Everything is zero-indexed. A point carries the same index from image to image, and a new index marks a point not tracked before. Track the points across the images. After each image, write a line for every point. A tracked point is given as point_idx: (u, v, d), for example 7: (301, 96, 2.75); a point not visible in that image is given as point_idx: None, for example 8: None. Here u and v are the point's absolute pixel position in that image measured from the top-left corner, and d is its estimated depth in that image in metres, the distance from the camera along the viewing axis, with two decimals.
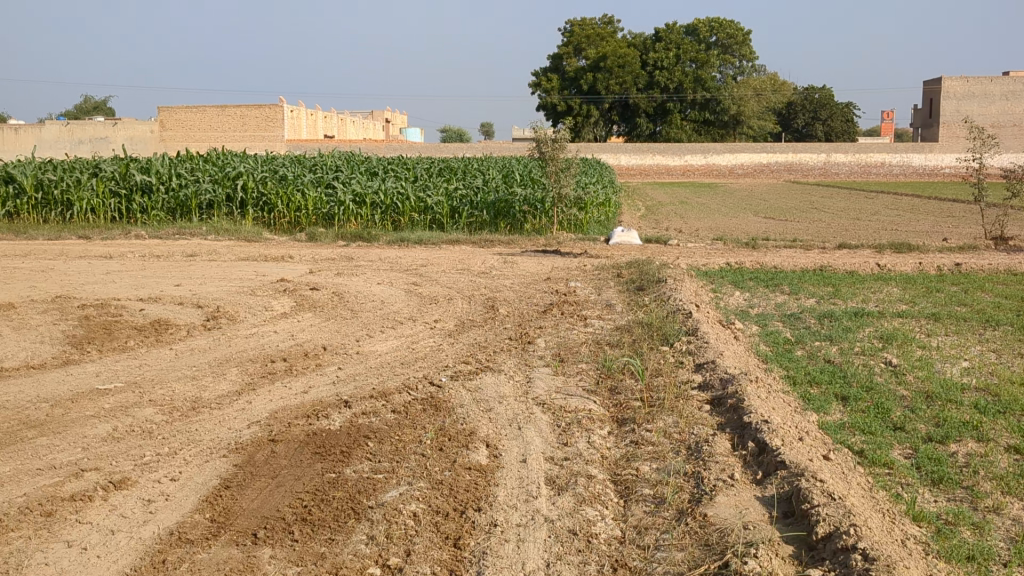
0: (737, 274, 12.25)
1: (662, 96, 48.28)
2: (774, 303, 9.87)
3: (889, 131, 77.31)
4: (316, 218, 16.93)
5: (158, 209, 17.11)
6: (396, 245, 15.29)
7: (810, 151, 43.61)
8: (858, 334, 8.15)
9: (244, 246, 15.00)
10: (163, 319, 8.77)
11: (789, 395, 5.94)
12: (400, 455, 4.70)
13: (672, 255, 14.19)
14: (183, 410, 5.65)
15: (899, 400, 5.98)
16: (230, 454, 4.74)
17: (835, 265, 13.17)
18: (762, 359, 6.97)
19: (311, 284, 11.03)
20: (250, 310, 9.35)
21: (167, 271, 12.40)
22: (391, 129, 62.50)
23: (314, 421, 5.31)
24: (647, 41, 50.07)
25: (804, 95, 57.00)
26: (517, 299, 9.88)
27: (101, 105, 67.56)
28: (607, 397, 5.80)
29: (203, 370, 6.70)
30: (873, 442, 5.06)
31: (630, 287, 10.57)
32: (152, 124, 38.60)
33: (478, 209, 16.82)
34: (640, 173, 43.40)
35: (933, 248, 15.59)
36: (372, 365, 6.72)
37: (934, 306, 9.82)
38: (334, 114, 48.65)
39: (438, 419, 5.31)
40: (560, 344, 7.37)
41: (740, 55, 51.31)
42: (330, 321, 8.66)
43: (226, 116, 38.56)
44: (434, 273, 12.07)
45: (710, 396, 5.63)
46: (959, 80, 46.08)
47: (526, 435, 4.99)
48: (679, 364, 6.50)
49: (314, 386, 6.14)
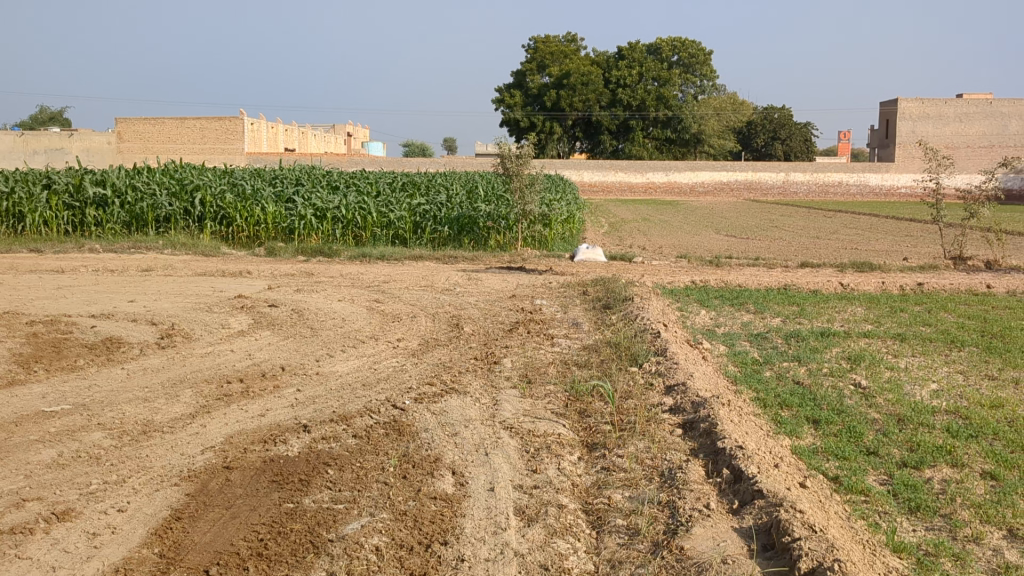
0: (702, 292, 12.20)
1: (625, 113, 48.51)
2: (740, 322, 9.79)
3: (846, 151, 78.33)
4: (275, 233, 16.62)
5: (113, 222, 16.71)
6: (357, 260, 15.04)
7: (770, 170, 44.05)
8: (825, 355, 8.08)
9: (201, 261, 14.66)
10: (115, 337, 8.46)
11: (760, 418, 5.82)
12: (361, 483, 4.51)
13: (637, 272, 14.12)
14: (133, 435, 5.39)
15: (871, 424, 5.89)
16: (182, 482, 4.51)
17: (798, 284, 13.17)
18: (731, 381, 6.86)
19: (270, 301, 10.76)
20: (207, 328, 9.06)
21: (122, 286, 12.06)
22: (354, 143, 62.13)
23: (271, 446, 5.08)
24: (610, 59, 50.44)
25: (764, 114, 57.67)
26: (482, 317, 9.71)
27: (58, 116, 66.54)
28: (576, 420, 5.64)
29: (156, 391, 6.43)
30: (848, 467, 4.95)
31: (596, 305, 10.43)
32: (109, 135, 38.08)
33: (441, 225, 16.62)
34: (604, 190, 43.24)
35: (895, 268, 15.67)
36: (332, 387, 6.49)
37: (898, 326, 9.81)
38: (296, 128, 48.26)
39: (402, 445, 5.11)
40: (526, 364, 7.20)
41: (702, 74, 51.75)
42: (289, 340, 8.40)
43: (185, 128, 38.17)
44: (397, 289, 11.85)
45: (681, 420, 5.49)
46: (915, 102, 46.82)
47: (493, 462, 4.82)
48: (648, 386, 6.35)
49: (271, 409, 5.90)
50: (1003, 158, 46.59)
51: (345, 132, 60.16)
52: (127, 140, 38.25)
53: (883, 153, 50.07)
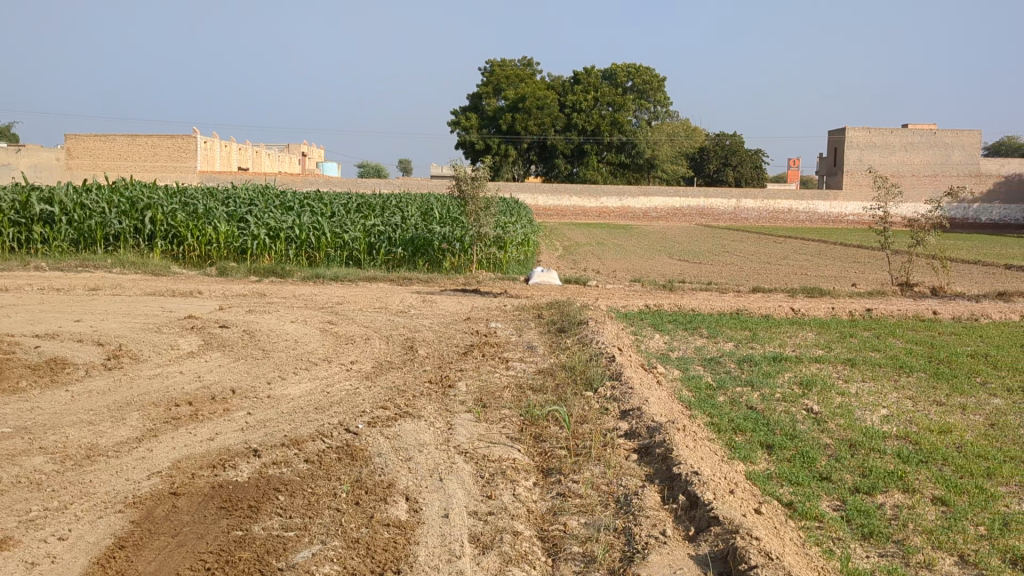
0: (656, 316, 12.27)
1: (579, 138, 48.91)
2: (694, 347, 9.85)
3: (796, 178, 79.68)
4: (227, 252, 16.40)
5: (60, 240, 16.37)
6: (310, 281, 14.89)
7: (722, 196, 44.63)
8: (778, 380, 8.15)
9: (151, 281, 14.40)
10: (60, 358, 8.25)
11: (715, 443, 5.83)
12: (312, 510, 4.41)
13: (592, 296, 14.16)
14: (77, 459, 5.23)
15: (824, 449, 5.93)
16: (127, 509, 4.38)
17: (750, 309, 13.30)
18: (686, 405, 6.87)
19: (221, 322, 10.58)
20: (155, 349, 8.87)
21: (68, 305, 11.79)
22: (308, 164, 61.77)
23: (220, 471, 4.96)
24: (565, 83, 50.88)
25: (716, 141, 58.51)
26: (437, 339, 9.64)
27: (4, 132, 65.28)
28: (531, 445, 5.60)
29: (101, 414, 6.26)
30: (802, 493, 4.97)
31: (551, 328, 10.43)
32: (58, 151, 37.41)
33: (396, 246, 16.52)
34: (558, 214, 43.50)
35: (844, 294, 15.92)
36: (284, 411, 6.37)
37: (848, 351, 9.94)
38: (249, 147, 47.88)
39: (354, 470, 5.03)
40: (481, 387, 7.15)
41: (655, 100, 52.39)
42: (240, 362, 8.26)
43: (138, 145, 37.54)
44: (350, 311, 11.73)
45: (637, 445, 5.47)
46: (862, 131, 47.83)
47: (448, 488, 4.75)
48: (604, 410, 6.34)
49: (221, 433, 5.77)
50: (947, 187, 47.72)
51: (299, 151, 59.76)
52: (76, 156, 37.60)
53: (832, 181, 51.01)
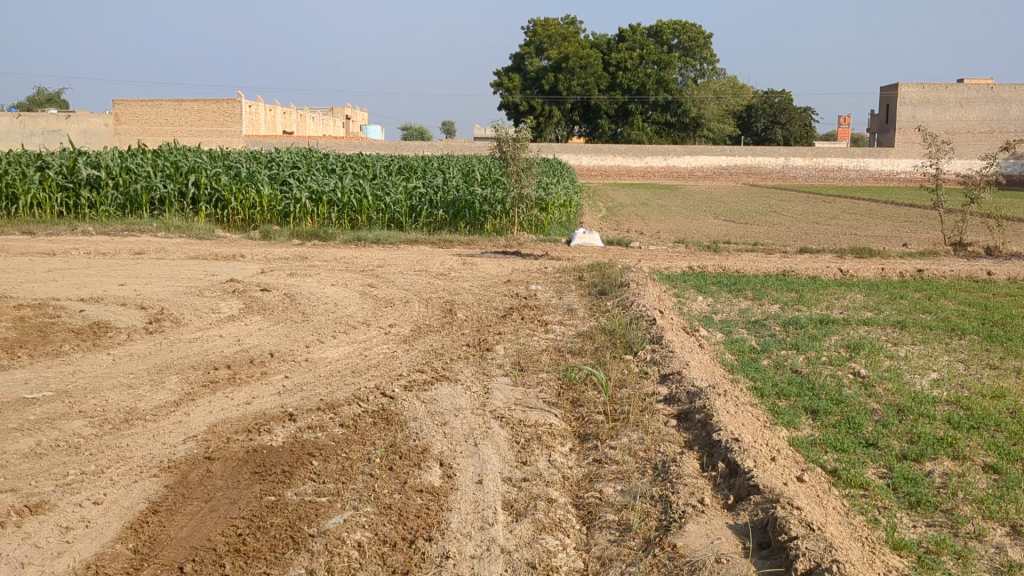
0: (700, 278, 12.06)
1: (624, 97, 48.24)
2: (738, 309, 9.66)
3: (846, 137, 77.99)
4: (270, 216, 16.47)
5: (107, 205, 16.54)
6: (352, 244, 14.88)
7: (770, 154, 43.84)
8: (824, 343, 7.95)
9: (194, 244, 14.50)
10: (103, 321, 8.31)
11: (757, 408, 5.69)
12: (346, 475, 4.38)
13: (634, 257, 13.98)
14: (115, 423, 5.25)
15: (870, 415, 5.76)
16: (162, 473, 4.38)
17: (797, 270, 13.03)
18: (728, 369, 6.73)
19: (261, 285, 10.60)
20: (196, 312, 8.91)
21: (114, 269, 11.91)
22: (352, 126, 61.80)
23: (255, 436, 4.95)
24: (609, 41, 50.14)
25: (764, 98, 57.38)
26: (476, 302, 9.57)
27: (55, 98, 66.14)
28: (568, 410, 5.51)
29: (141, 378, 6.29)
30: (847, 460, 4.82)
31: (592, 291, 10.29)
32: (107, 117, 37.75)
33: (437, 208, 16.45)
34: (600, 174, 43.14)
35: (895, 254, 15.53)
36: (321, 374, 6.35)
37: (898, 314, 9.68)
38: (293, 110, 48.01)
39: (389, 435, 4.98)
40: (519, 351, 7.07)
41: (701, 58, 51.43)
42: (280, 325, 8.26)
43: (183, 110, 37.75)
44: (390, 273, 11.70)
45: (677, 410, 5.35)
46: (915, 86, 46.55)
47: (483, 453, 4.69)
48: (643, 375, 6.22)
49: (258, 397, 5.76)
50: (1004, 143, 46.35)
51: (343, 114, 59.80)
52: (125, 121, 37.94)
53: (883, 138, 49.83)
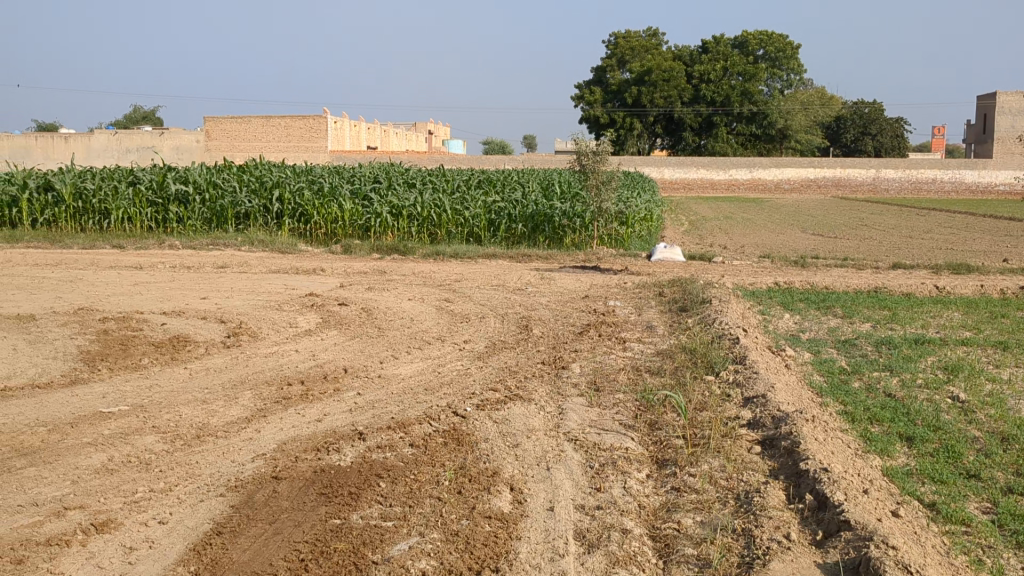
0: (786, 294, 11.68)
1: (708, 109, 47.56)
2: (827, 328, 9.28)
3: (940, 149, 75.47)
4: (351, 230, 16.59)
5: (194, 219, 16.88)
6: (431, 258, 14.87)
7: (860, 166, 42.65)
8: (920, 365, 7.55)
9: (276, 258, 14.67)
10: (183, 335, 8.39)
11: (848, 435, 5.38)
12: (413, 499, 4.24)
13: (718, 272, 13.63)
14: (186, 439, 5.22)
15: (972, 443, 5.39)
16: (228, 493, 4.31)
17: (890, 286, 12.52)
18: (817, 392, 6.41)
19: (340, 299, 10.62)
20: (274, 327, 8.94)
21: (197, 283, 12.09)
22: (435, 141, 62.43)
23: (323, 455, 4.85)
24: (692, 53, 49.56)
25: (853, 109, 55.96)
26: (553, 318, 9.40)
27: (150, 116, 68.53)
28: (645, 433, 5.28)
29: (216, 393, 6.28)
30: (946, 493, 4.50)
31: (672, 307, 10.02)
32: (199, 133, 38.77)
33: (516, 222, 16.34)
34: (683, 188, 42.57)
35: (994, 270, 14.83)
36: (393, 391, 6.25)
37: (999, 334, 9.16)
38: (377, 125, 48.70)
39: (459, 456, 4.83)
40: (595, 370, 6.86)
41: (788, 69, 50.46)
42: (355, 340, 8.21)
43: (271, 127, 38.51)
44: (468, 288, 11.62)
45: (761, 436, 5.08)
46: (1014, 95, 44.80)
47: (555, 478, 4.50)
48: (725, 397, 5.96)
49: (329, 414, 5.69)
50: None
51: (426, 130, 60.51)
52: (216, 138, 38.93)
53: (980, 149, 48.09)
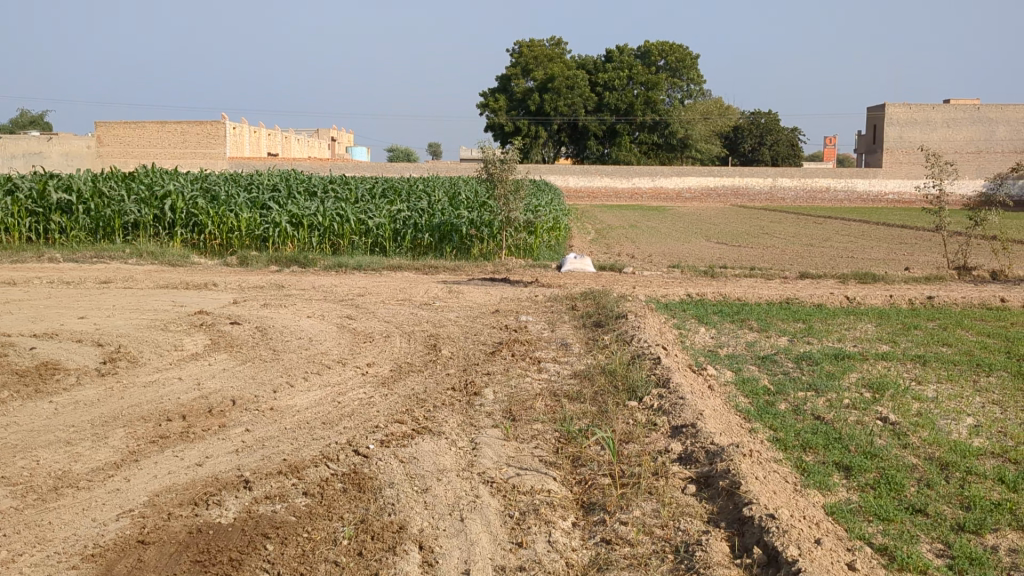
0: (699, 306, 11.42)
1: (612, 118, 47.82)
2: (745, 342, 9.00)
3: (832, 158, 77.50)
4: (249, 241, 15.68)
5: (78, 229, 15.74)
6: (333, 270, 14.15)
7: (758, 175, 43.38)
8: (844, 382, 7.27)
9: (166, 272, 13.71)
10: (53, 361, 7.53)
11: (783, 467, 5.00)
12: (305, 565, 3.64)
13: (629, 284, 13.34)
14: (40, 493, 4.46)
15: (911, 472, 5.07)
16: (82, 564, 3.62)
17: (801, 297, 12.39)
18: (744, 417, 6.04)
19: (233, 317, 9.85)
20: (158, 350, 8.14)
21: (77, 300, 11.10)
22: (337, 148, 61.41)
23: (201, 511, 4.19)
24: (596, 63, 49.76)
25: (751, 119, 57.12)
26: (463, 336, 8.86)
27: (38, 121, 65.39)
28: (569, 472, 4.80)
29: (82, 433, 5.51)
30: (897, 533, 4.14)
31: (587, 322, 9.61)
32: (89, 139, 37.03)
33: (422, 232, 15.74)
34: (588, 196, 42.62)
35: (899, 279, 14.90)
36: (287, 427, 5.60)
37: (916, 347, 9.00)
38: (278, 132, 47.40)
39: (360, 506, 4.25)
40: (510, 396, 6.35)
41: (689, 78, 51.10)
42: (247, 365, 7.50)
43: (166, 132, 37.02)
44: (372, 303, 10.97)
45: (694, 473, 4.65)
46: (902, 107, 46.13)
47: (471, 531, 3.98)
48: (651, 426, 5.52)
49: (212, 457, 5.02)
50: (993, 163, 46.03)
51: (329, 136, 59.44)
52: (108, 144, 37.15)
53: (872, 159, 49.52)
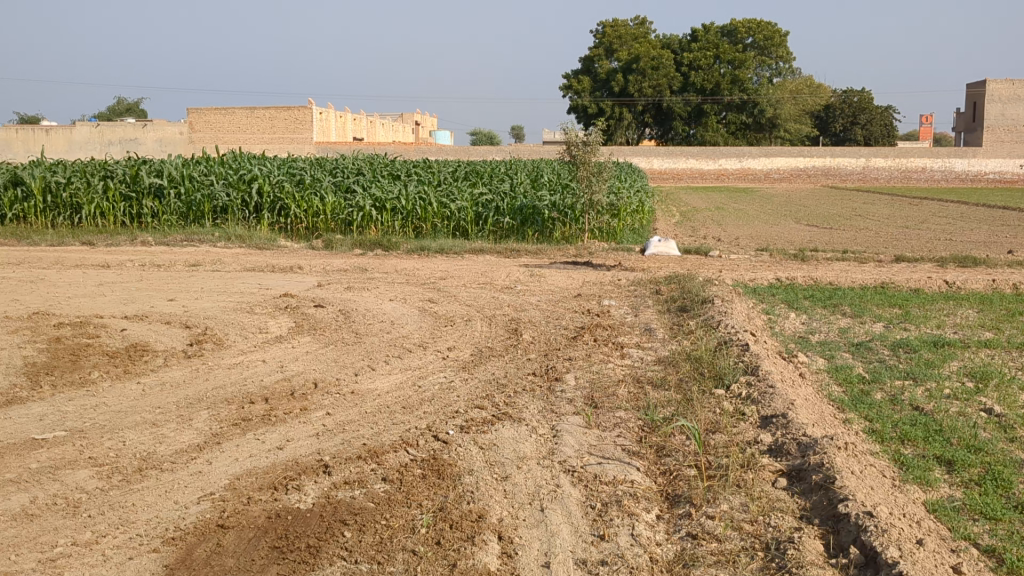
0: (789, 291, 11.08)
1: (697, 98, 46.98)
2: (837, 328, 8.67)
3: (928, 137, 74.64)
4: (334, 224, 15.84)
5: (170, 213, 16.12)
6: (415, 254, 14.18)
7: (849, 155, 42.12)
8: (945, 371, 6.92)
9: (253, 255, 13.93)
10: (142, 343, 7.67)
11: (880, 460, 4.75)
12: (383, 553, 3.58)
13: (715, 267, 13.02)
14: (125, 474, 4.50)
15: (1020, 468, 4.76)
16: (162, 548, 3.62)
17: (897, 281, 11.91)
18: (838, 407, 5.78)
19: (316, 300, 9.92)
20: (243, 333, 8.23)
21: (167, 283, 11.34)
22: (422, 132, 61.83)
23: (281, 496, 4.17)
24: (682, 42, 48.90)
25: (843, 97, 55.46)
26: (545, 320, 8.74)
27: (134, 108, 67.46)
28: (652, 462, 4.64)
29: (168, 415, 5.58)
30: (1005, 534, 3.88)
31: (671, 306, 9.39)
32: (183, 126, 38.00)
33: (504, 216, 15.66)
34: (673, 178, 42.04)
35: (1002, 262, 14.21)
36: (366, 411, 5.58)
37: (1022, 334, 8.54)
38: (364, 117, 47.90)
39: (439, 494, 4.18)
40: (592, 382, 6.21)
41: (778, 56, 49.80)
42: (329, 348, 7.52)
43: (256, 118, 37.76)
44: (453, 287, 10.95)
45: (786, 466, 4.44)
46: (1004, 83, 44.16)
47: (551, 522, 3.86)
48: (740, 416, 5.31)
49: (293, 440, 5.01)
50: None
51: (414, 120, 59.90)
52: (200, 130, 38.08)
53: (970, 137, 47.57)
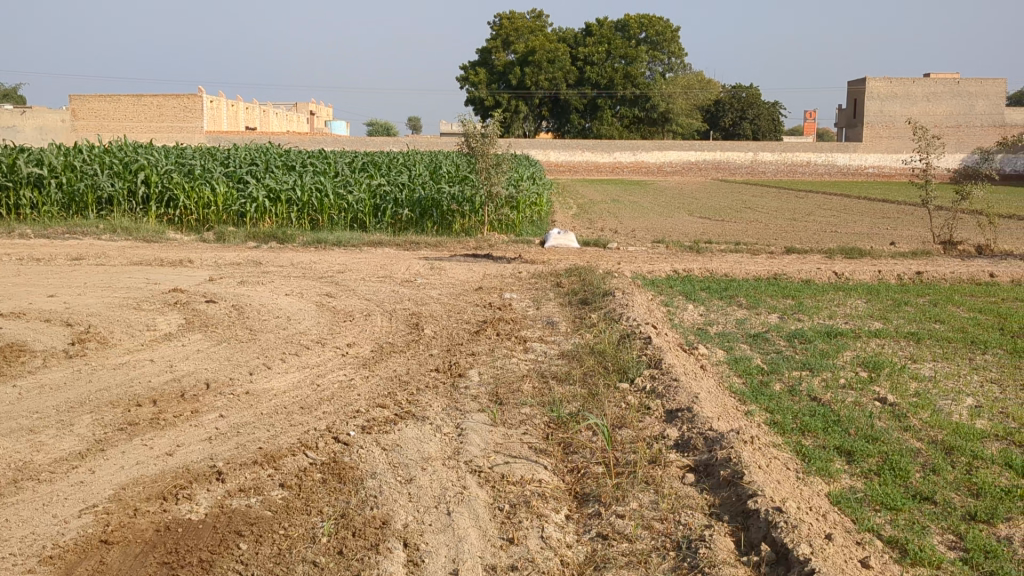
0: (685, 282, 11.21)
1: (593, 92, 47.49)
2: (734, 319, 8.79)
3: (814, 131, 77.19)
4: (226, 215, 15.32)
5: (50, 204, 15.31)
6: (312, 246, 13.82)
7: (738, 150, 43.22)
8: (839, 361, 7.06)
9: (140, 248, 13.34)
10: (18, 343, 7.20)
11: (782, 453, 4.78)
12: (281, 566, 3.40)
13: (614, 259, 13.09)
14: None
15: (915, 457, 4.86)
16: (39, 568, 3.35)
17: (788, 272, 12.18)
18: (739, 399, 5.82)
19: (207, 296, 9.53)
20: (129, 330, 7.82)
21: (46, 278, 10.73)
22: (316, 122, 60.74)
23: (171, 506, 3.93)
24: (577, 36, 49.29)
25: (732, 93, 56.86)
26: (446, 314, 8.60)
27: (11, 94, 64.29)
28: (560, 460, 4.57)
29: (46, 420, 5.21)
30: (906, 524, 3.93)
31: (573, 299, 9.36)
32: (64, 113, 36.07)
33: (403, 207, 15.41)
34: (570, 171, 42.36)
35: (885, 254, 14.71)
36: (262, 412, 5.34)
37: (908, 324, 8.82)
38: (256, 107, 46.72)
39: (341, 499, 4.00)
40: (496, 377, 6.10)
41: (670, 52, 50.71)
42: (222, 346, 7.20)
43: (142, 106, 36.36)
44: (352, 281, 10.69)
45: (693, 461, 4.42)
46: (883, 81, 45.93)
47: (459, 526, 3.73)
48: (645, 411, 5.28)
49: (183, 445, 4.75)
50: (973, 137, 45.95)
51: (307, 110, 58.82)
52: (83, 118, 36.54)
53: (852, 133, 49.38)
